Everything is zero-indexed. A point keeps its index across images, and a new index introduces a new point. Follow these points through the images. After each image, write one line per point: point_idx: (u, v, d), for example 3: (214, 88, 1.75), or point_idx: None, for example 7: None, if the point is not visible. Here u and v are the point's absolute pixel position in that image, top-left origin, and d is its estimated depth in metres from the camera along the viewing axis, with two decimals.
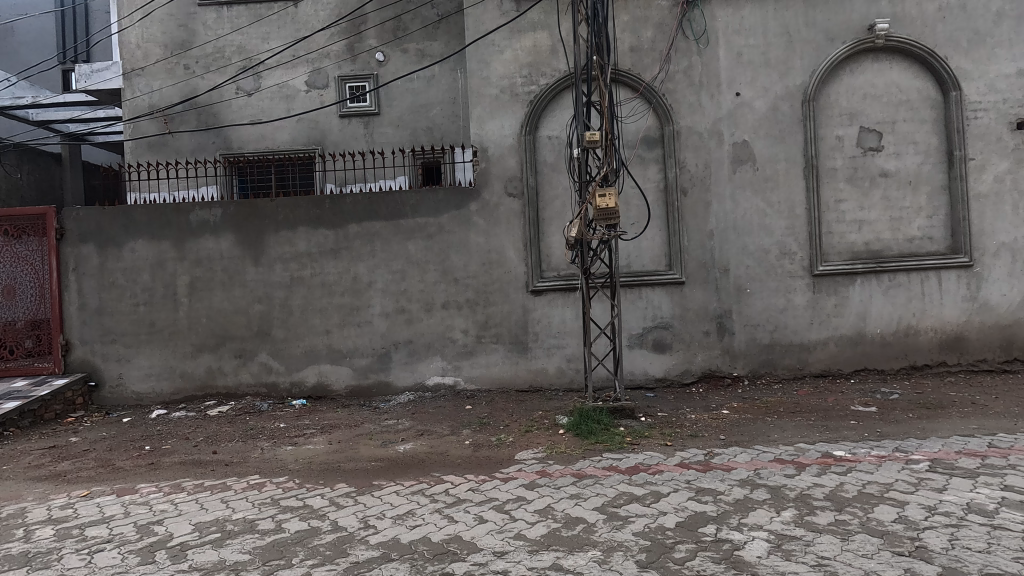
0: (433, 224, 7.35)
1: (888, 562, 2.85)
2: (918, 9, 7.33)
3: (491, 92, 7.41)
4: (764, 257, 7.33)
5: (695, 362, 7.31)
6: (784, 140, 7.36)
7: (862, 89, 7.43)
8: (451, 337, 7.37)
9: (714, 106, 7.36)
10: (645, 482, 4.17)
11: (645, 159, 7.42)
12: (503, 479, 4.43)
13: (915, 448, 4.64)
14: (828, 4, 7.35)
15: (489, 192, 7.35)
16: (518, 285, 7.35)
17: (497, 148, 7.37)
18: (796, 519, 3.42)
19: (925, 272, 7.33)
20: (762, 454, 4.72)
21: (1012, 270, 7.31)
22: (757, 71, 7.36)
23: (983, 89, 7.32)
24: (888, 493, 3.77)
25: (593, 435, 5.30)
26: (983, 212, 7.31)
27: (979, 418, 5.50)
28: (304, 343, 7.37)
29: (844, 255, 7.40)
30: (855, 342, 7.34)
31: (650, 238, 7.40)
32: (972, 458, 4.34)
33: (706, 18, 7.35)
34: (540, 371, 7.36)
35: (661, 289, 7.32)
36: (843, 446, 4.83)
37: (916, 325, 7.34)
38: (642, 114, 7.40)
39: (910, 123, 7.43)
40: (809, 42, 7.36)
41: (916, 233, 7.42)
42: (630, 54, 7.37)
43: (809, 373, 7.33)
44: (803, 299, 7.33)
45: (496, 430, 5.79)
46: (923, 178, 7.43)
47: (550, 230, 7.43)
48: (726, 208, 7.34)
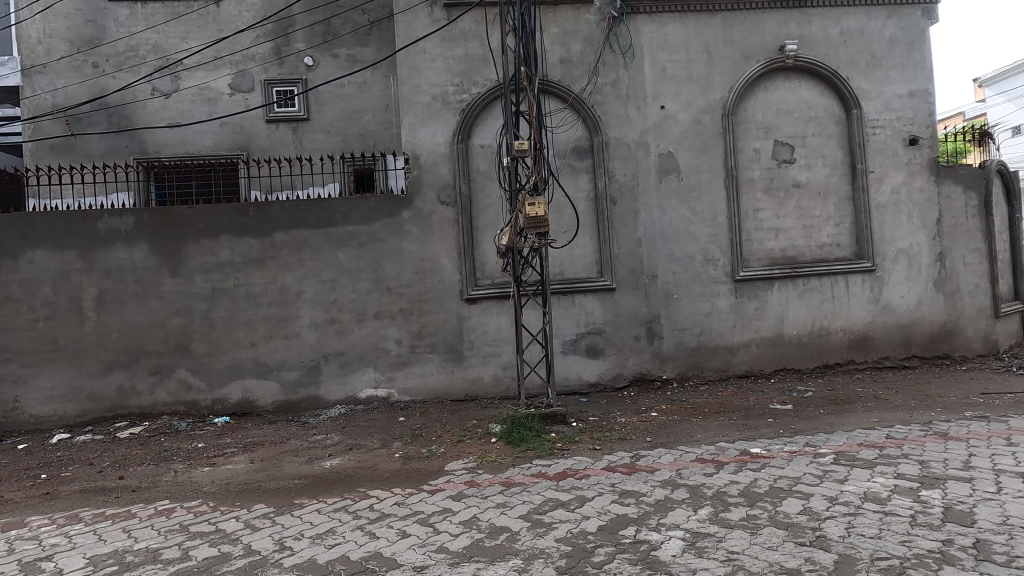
0: (364, 232, 7.18)
1: (792, 553, 2.99)
2: (823, 33, 7.89)
3: (423, 99, 7.35)
4: (690, 264, 7.62)
5: (627, 366, 7.49)
6: (707, 152, 7.70)
7: (776, 105, 7.91)
8: (385, 347, 7.21)
9: (641, 118, 7.62)
10: (571, 487, 4.22)
11: (576, 169, 7.56)
12: (430, 491, 4.36)
13: (823, 442, 4.94)
14: (743, 25, 7.79)
15: (422, 200, 7.28)
16: (453, 294, 7.30)
17: (429, 155, 7.32)
18: (711, 516, 3.54)
19: (835, 276, 7.84)
20: (684, 454, 4.89)
21: (909, 274, 7.94)
22: (680, 86, 7.69)
23: (881, 108, 7.96)
24: (796, 486, 3.98)
25: (524, 443, 5.32)
26: (882, 221, 7.92)
27: (881, 412, 5.91)
28: (227, 357, 7.01)
29: (762, 261, 7.81)
30: (774, 343, 7.75)
31: (582, 246, 7.55)
32: (872, 449, 4.65)
33: (632, 32, 7.61)
34: (475, 380, 7.32)
35: (593, 295, 7.47)
36: (759, 443, 5.07)
37: (828, 326, 7.83)
38: (572, 124, 7.56)
39: (818, 138, 7.96)
40: (727, 60, 7.76)
41: (826, 240, 7.93)
42: (560, 66, 7.54)
43: (733, 374, 7.67)
44: (727, 303, 7.67)
45: (428, 442, 5.69)
46: (831, 189, 7.96)
47: (484, 238, 7.44)
48: (654, 216, 7.60)
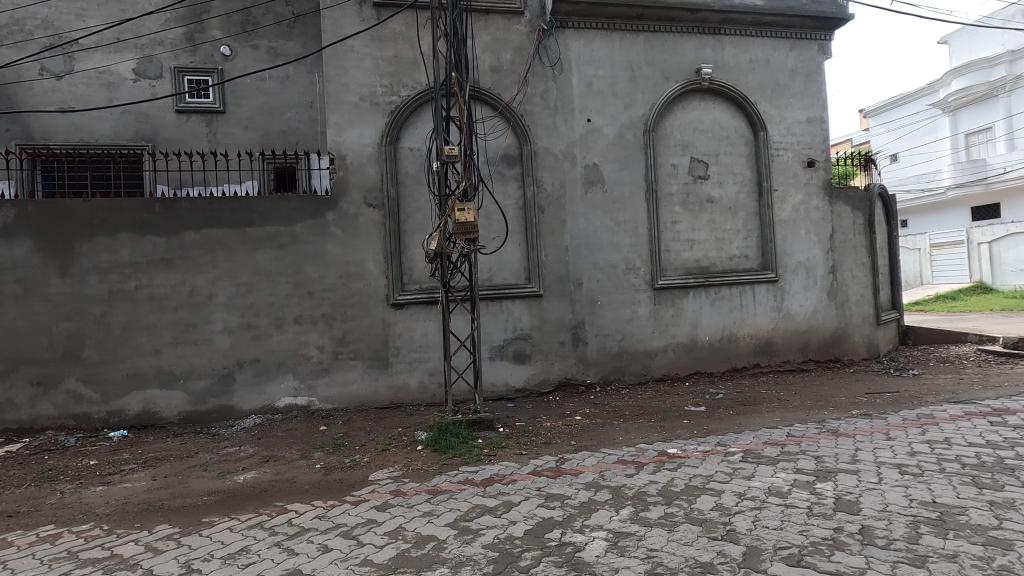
0: (285, 233, 6.86)
1: (706, 547, 3.18)
2: (734, 59, 8.50)
3: (350, 99, 7.15)
4: (613, 272, 7.91)
5: (552, 371, 7.64)
6: (630, 165, 8.04)
7: (692, 124, 8.41)
8: (305, 354, 6.91)
9: (568, 129, 7.84)
10: (498, 492, 4.24)
11: (505, 176, 7.64)
12: (354, 502, 4.22)
13: (733, 442, 5.28)
14: (664, 46, 8.22)
15: (347, 202, 7.06)
16: (378, 299, 7.13)
17: (356, 156, 7.13)
18: (632, 516, 3.69)
19: (743, 286, 8.43)
20: (607, 456, 5.06)
21: (806, 285, 8.69)
22: (605, 101, 7.99)
23: (783, 132, 8.68)
24: (709, 483, 4.23)
25: (451, 449, 5.28)
26: (784, 236, 8.62)
27: (782, 411, 6.42)
28: (126, 365, 6.44)
29: (679, 271, 8.25)
30: (689, 349, 8.19)
31: (510, 252, 7.63)
32: (775, 446, 5.04)
33: (560, 46, 7.81)
34: (401, 387, 7.18)
35: (521, 302, 7.57)
36: (675, 444, 5.33)
37: (736, 332, 8.39)
38: (501, 132, 7.64)
39: (730, 156, 8.54)
40: (649, 78, 8.16)
41: (736, 252, 8.51)
42: (491, 73, 7.62)
43: (652, 378, 8.02)
44: (646, 310, 8.02)
45: (351, 451, 5.51)
46: (741, 205, 8.56)
47: (412, 243, 7.32)
48: (580, 225, 7.82)
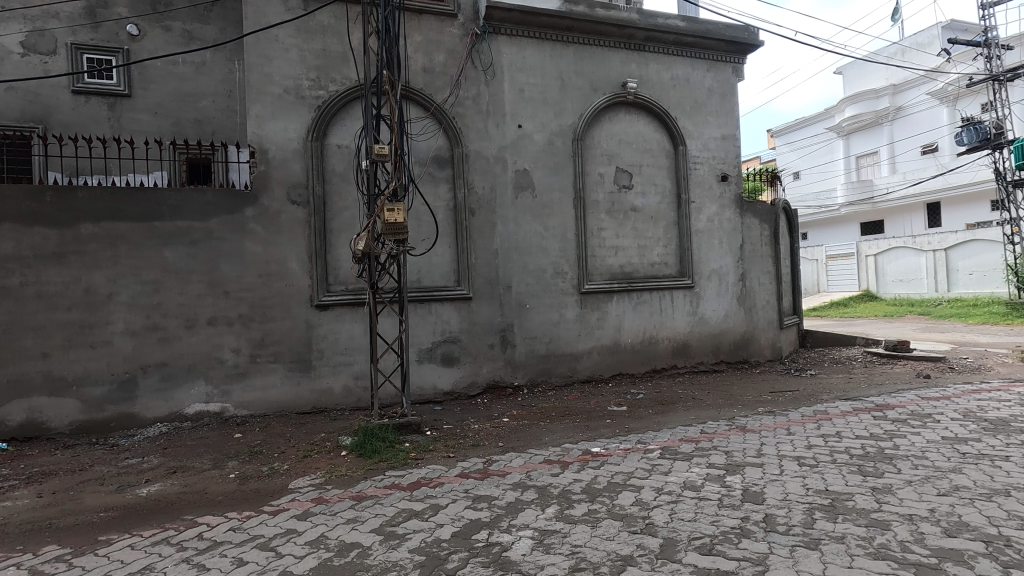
0: (198, 229, 6.45)
1: (626, 541, 3.32)
2: (657, 76, 8.95)
3: (273, 90, 6.84)
4: (541, 276, 8.06)
5: (480, 373, 7.68)
6: (559, 172, 8.24)
7: (618, 135, 8.76)
8: (219, 357, 6.52)
9: (499, 134, 7.92)
10: (425, 496, 4.20)
11: (436, 178, 7.60)
12: (272, 512, 4.03)
13: (652, 439, 5.54)
14: (593, 59, 8.51)
15: (269, 197, 6.75)
16: (301, 300, 6.85)
17: (279, 151, 6.83)
18: (557, 513, 3.79)
19: (663, 291, 8.87)
20: (534, 456, 5.15)
21: (719, 290, 9.28)
22: (536, 108, 8.14)
23: (701, 147, 9.23)
24: (629, 479, 4.42)
25: (377, 454, 5.17)
26: (700, 244, 9.16)
27: (696, 410, 6.81)
28: (8, 370, 5.79)
29: (604, 276, 8.55)
30: (613, 351, 8.50)
31: (440, 254, 7.58)
32: (689, 443, 5.35)
33: (493, 51, 7.89)
34: (324, 391, 6.93)
35: (450, 304, 7.54)
36: (599, 443, 5.52)
37: (656, 335, 8.81)
38: (433, 134, 7.59)
39: (652, 168, 8.96)
40: (578, 89, 8.41)
41: (657, 259, 8.93)
42: (423, 74, 7.56)
43: (577, 379, 8.25)
44: (573, 314, 8.24)
45: (269, 459, 5.26)
46: (662, 215, 9.00)
47: (339, 242, 7.10)
48: (510, 229, 7.91)
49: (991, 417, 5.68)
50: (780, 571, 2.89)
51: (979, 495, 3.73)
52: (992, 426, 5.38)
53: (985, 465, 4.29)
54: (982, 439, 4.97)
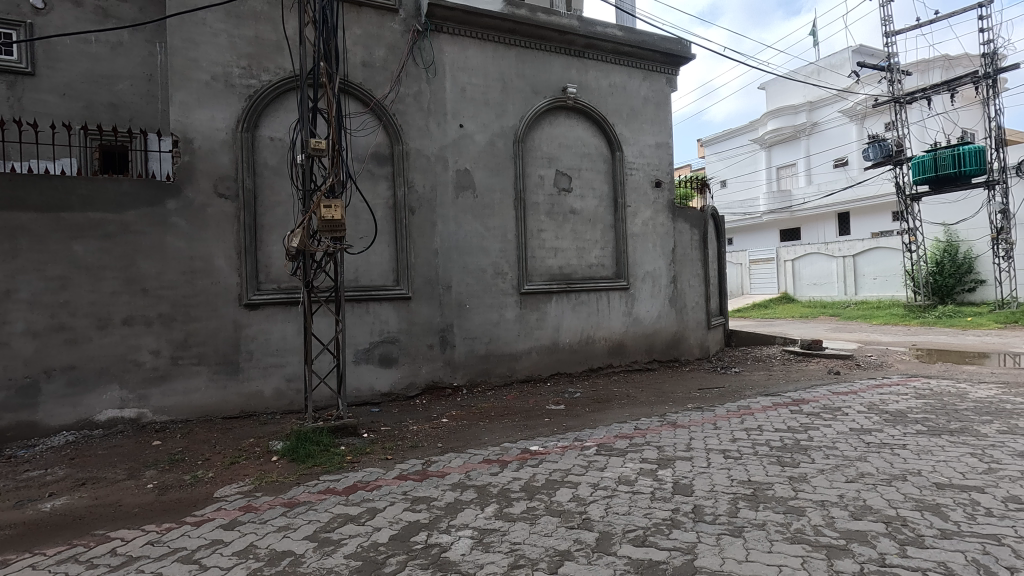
0: (113, 221, 5.99)
1: (564, 536, 3.39)
2: (596, 83, 9.19)
3: (200, 77, 6.47)
4: (482, 276, 8.07)
5: (419, 374, 7.59)
6: (500, 172, 8.28)
7: (558, 138, 8.91)
8: (136, 360, 6.09)
9: (441, 133, 7.86)
10: (362, 500, 4.11)
11: (375, 175, 7.44)
12: (196, 523, 3.81)
13: (588, 437, 5.68)
14: (534, 62, 8.62)
15: (193, 190, 6.37)
16: (228, 298, 6.51)
17: (205, 141, 6.46)
18: (496, 512, 3.81)
19: (600, 292, 9.10)
20: (474, 456, 5.15)
21: (653, 292, 9.64)
22: (477, 108, 8.14)
23: (636, 154, 9.56)
24: (567, 476, 4.51)
25: (311, 459, 5.01)
26: (635, 248, 9.48)
27: (631, 407, 7.04)
28: None
29: (543, 277, 8.67)
30: (551, 351, 8.64)
31: (379, 253, 7.42)
32: (624, 439, 5.52)
33: (435, 49, 7.83)
34: (253, 394, 6.62)
35: (388, 304, 7.40)
36: (537, 441, 5.60)
37: (593, 335, 9.03)
38: (372, 130, 7.42)
39: (590, 172, 9.18)
40: (519, 91, 8.48)
41: (594, 261, 9.15)
42: (362, 68, 7.38)
43: (517, 379, 8.32)
44: (513, 314, 8.30)
45: (192, 467, 4.96)
46: (600, 218, 9.24)
47: (271, 238, 6.80)
48: (450, 229, 7.87)
49: (891, 409, 6.23)
50: (708, 559, 3.04)
51: (881, 480, 4.08)
52: (892, 417, 5.90)
53: (887, 453, 4.70)
54: (884, 429, 5.45)
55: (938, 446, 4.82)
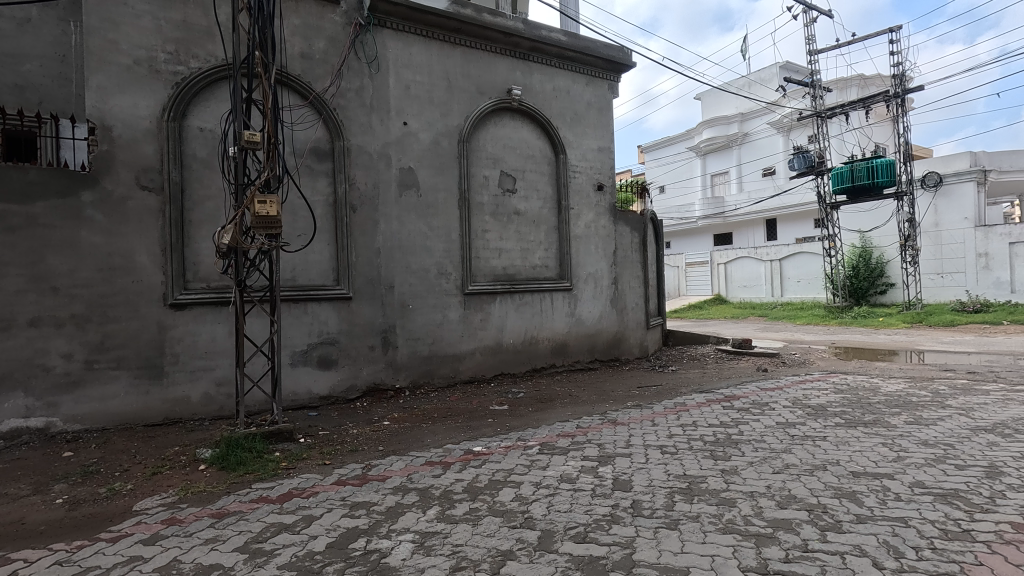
0: (18, 213, 5.49)
1: (506, 536, 3.39)
2: (540, 86, 9.29)
3: (120, 61, 6.04)
4: (425, 276, 7.97)
5: (360, 376, 7.40)
6: (444, 172, 8.20)
7: (503, 140, 8.93)
8: (45, 364, 5.60)
9: (383, 130, 7.70)
10: (297, 508, 3.95)
11: (314, 170, 7.18)
12: (112, 539, 3.54)
13: (531, 436, 5.71)
14: (479, 63, 8.60)
15: (112, 181, 5.94)
16: (152, 298, 6.11)
17: (126, 129, 6.03)
18: (438, 515, 3.76)
19: (544, 293, 9.19)
20: (415, 459, 5.07)
21: (594, 293, 9.84)
22: (421, 106, 8.03)
23: (579, 158, 9.73)
24: (509, 476, 4.52)
25: (243, 466, 4.77)
26: (578, 249, 9.65)
27: (573, 406, 7.15)
28: None
29: (487, 278, 8.66)
30: (495, 351, 8.64)
31: (317, 251, 7.17)
32: (566, 438, 5.59)
33: (377, 44, 7.66)
34: (179, 400, 6.23)
35: (327, 304, 7.17)
36: (481, 442, 5.57)
37: (536, 335, 9.10)
38: (311, 124, 7.17)
39: (535, 173, 9.26)
40: (464, 91, 8.44)
41: (538, 262, 9.23)
42: (300, 60, 7.11)
43: (460, 380, 8.26)
44: (457, 315, 8.24)
45: (109, 479, 4.61)
46: (543, 219, 9.33)
47: (200, 235, 6.42)
48: (393, 228, 7.72)
49: (813, 403, 6.64)
50: (645, 552, 3.12)
51: (804, 470, 4.34)
52: (814, 411, 6.29)
53: (809, 445, 5.00)
54: (807, 422, 5.79)
55: (853, 437, 5.17)
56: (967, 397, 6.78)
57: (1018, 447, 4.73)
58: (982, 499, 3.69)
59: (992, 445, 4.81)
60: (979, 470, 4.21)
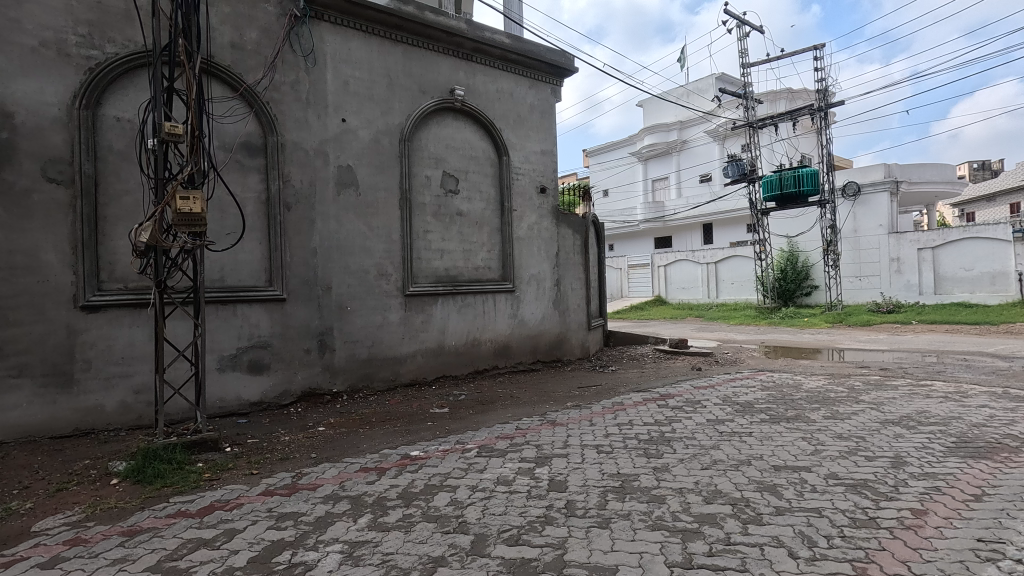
0: None
1: (439, 542, 3.34)
2: (483, 87, 9.27)
3: (25, 42, 5.56)
4: (364, 278, 7.77)
5: (294, 381, 7.13)
6: (384, 171, 8.04)
7: (445, 140, 8.85)
8: None
9: (320, 126, 7.46)
10: (218, 521, 3.74)
11: (245, 166, 6.87)
12: (4, 565, 3.23)
13: (470, 439, 5.68)
14: (421, 61, 8.48)
15: (14, 172, 5.45)
16: (60, 300, 5.65)
17: (31, 116, 5.56)
18: (370, 523, 3.66)
19: (487, 295, 9.18)
20: (349, 466, 4.92)
21: (537, 295, 9.91)
22: (361, 103, 7.84)
23: (522, 160, 9.78)
24: (446, 481, 4.46)
25: (160, 479, 4.48)
26: (520, 251, 9.69)
27: (513, 408, 7.16)
28: None
29: (429, 279, 8.55)
30: (437, 354, 8.54)
31: (248, 251, 6.85)
32: (505, 440, 5.59)
33: (314, 38, 7.41)
34: (92, 409, 5.79)
35: (259, 306, 6.86)
36: (419, 446, 5.49)
37: (479, 337, 9.07)
38: (242, 117, 6.85)
39: (477, 175, 9.22)
40: (405, 89, 8.30)
41: (480, 264, 9.20)
42: (230, 50, 6.78)
43: (400, 383, 8.11)
44: (397, 316, 8.09)
45: (5, 498, 4.22)
46: (486, 221, 9.31)
47: (116, 232, 6.00)
48: (330, 227, 7.48)
49: (741, 401, 6.95)
50: (576, 552, 3.15)
51: (730, 466, 4.52)
52: (742, 408, 6.59)
53: (736, 441, 5.22)
54: (735, 419, 6.05)
55: (776, 432, 5.45)
56: (879, 392, 7.29)
57: (920, 438, 5.12)
58: (887, 487, 3.97)
59: (898, 437, 5.18)
60: (886, 461, 4.52)
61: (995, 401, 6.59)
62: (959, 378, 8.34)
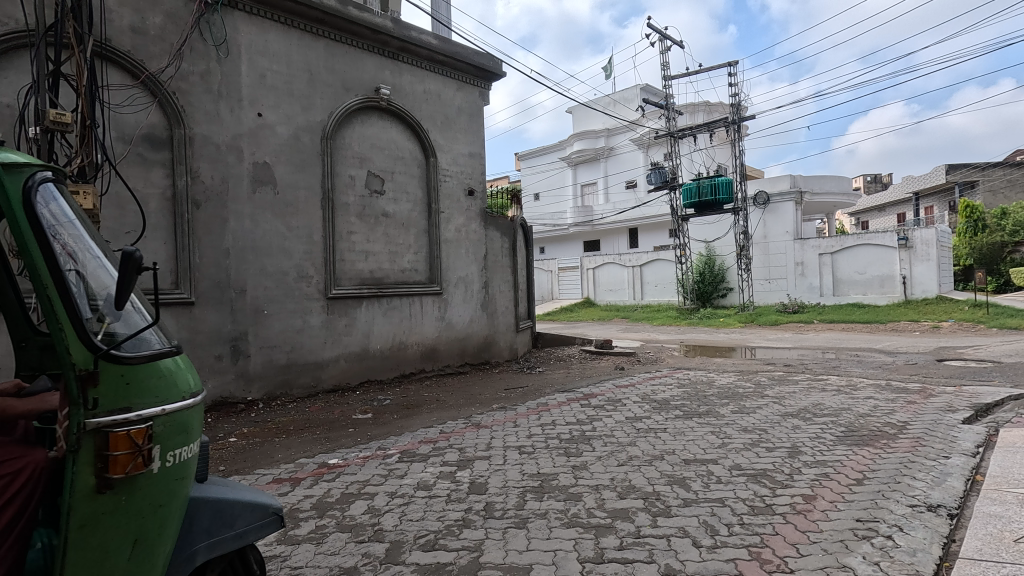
0: None
1: (351, 552, 3.25)
2: (410, 87, 9.14)
3: None
4: (282, 280, 7.44)
5: (204, 390, 6.72)
6: (305, 169, 7.74)
7: (370, 139, 8.64)
8: None
9: (234, 120, 7.08)
10: None
11: (148, 160, 6.41)
12: None
13: (392, 444, 5.57)
14: (345, 57, 8.24)
15: None
16: None
17: None
18: (279, 537, 3.50)
19: (413, 297, 9.04)
20: (261, 477, 4.69)
21: (465, 297, 9.89)
22: (279, 98, 7.51)
23: (449, 162, 9.73)
24: (364, 488, 4.35)
25: None
26: (448, 253, 9.63)
27: (439, 411, 7.09)
28: None
29: (353, 281, 8.30)
30: (361, 358, 8.31)
31: (152, 251, 6.39)
32: (428, 444, 5.53)
33: (227, 27, 7.03)
34: None
35: (163, 310, 6.41)
36: (337, 454, 5.31)
37: (405, 341, 8.92)
38: (144, 108, 6.40)
39: (404, 175, 9.07)
40: (327, 85, 8.03)
41: (407, 266, 9.05)
42: (131, 35, 6.31)
43: (322, 389, 7.83)
44: (318, 320, 7.80)
45: None
46: (413, 222, 9.17)
47: None
48: (244, 227, 7.11)
49: (659, 398, 7.25)
50: (492, 553, 3.17)
51: (644, 461, 4.71)
52: (659, 405, 6.87)
53: (651, 437, 5.44)
54: (652, 416, 6.30)
55: (689, 428, 5.72)
56: (782, 387, 7.84)
57: (814, 428, 5.56)
58: (783, 476, 4.27)
59: (796, 428, 5.59)
60: (784, 451, 4.87)
61: (880, 393, 7.26)
62: (851, 373, 9.11)
